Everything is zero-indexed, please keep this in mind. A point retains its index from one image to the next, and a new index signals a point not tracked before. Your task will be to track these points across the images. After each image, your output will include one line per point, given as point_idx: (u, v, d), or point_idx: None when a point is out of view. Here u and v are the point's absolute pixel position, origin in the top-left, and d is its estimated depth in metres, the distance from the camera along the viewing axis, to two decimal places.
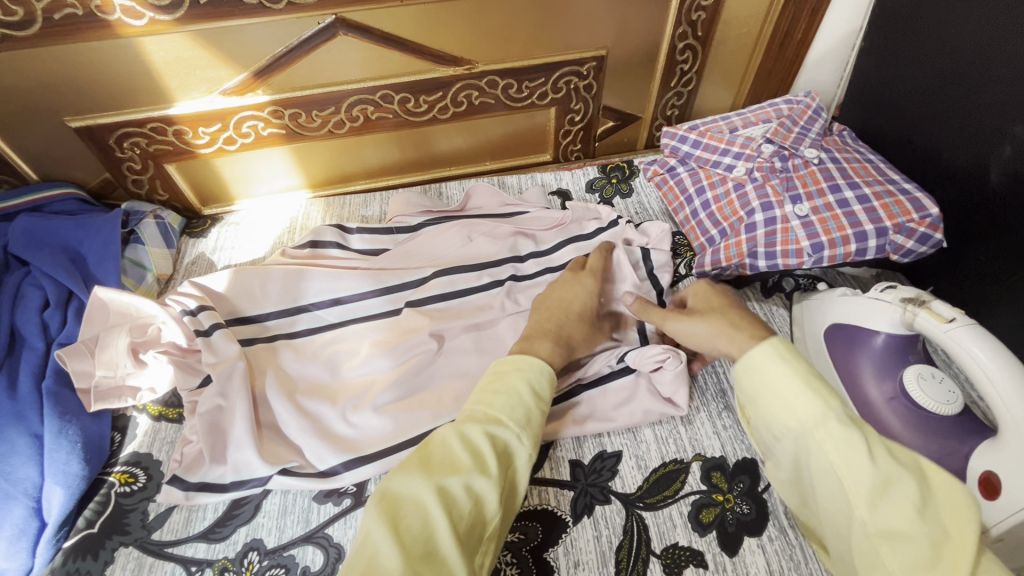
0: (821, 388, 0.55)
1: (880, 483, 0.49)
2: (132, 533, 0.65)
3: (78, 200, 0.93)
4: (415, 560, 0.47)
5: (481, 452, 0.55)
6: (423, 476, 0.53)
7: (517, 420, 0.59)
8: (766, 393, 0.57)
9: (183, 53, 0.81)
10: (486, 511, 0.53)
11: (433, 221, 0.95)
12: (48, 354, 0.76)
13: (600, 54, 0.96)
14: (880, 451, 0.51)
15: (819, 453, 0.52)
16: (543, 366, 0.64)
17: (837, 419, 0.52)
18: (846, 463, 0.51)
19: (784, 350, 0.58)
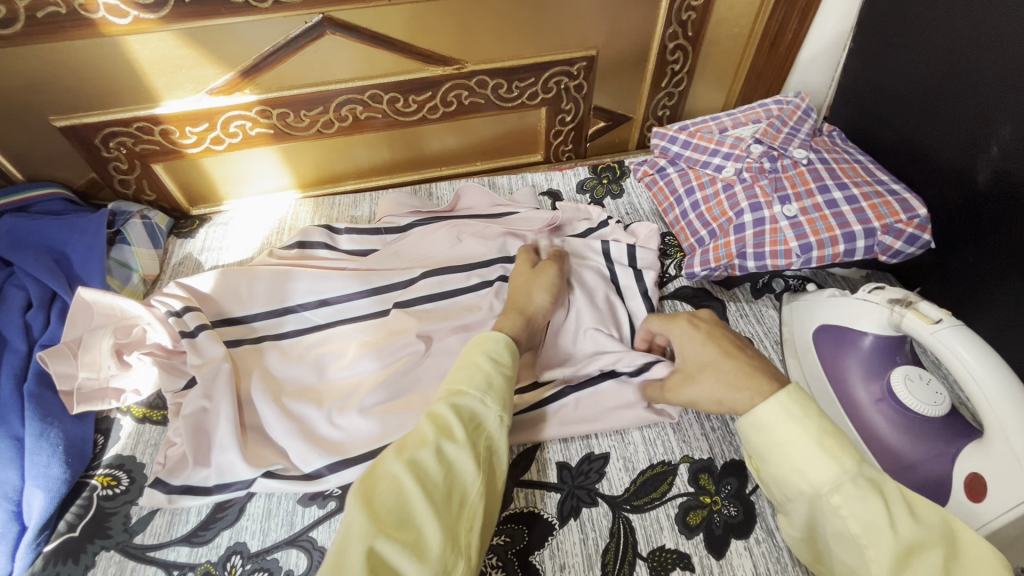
0: (835, 451, 0.52)
1: (901, 553, 0.47)
2: (114, 537, 0.64)
3: (64, 200, 0.92)
4: (389, 527, 0.49)
5: (446, 423, 0.57)
6: (392, 452, 0.55)
7: (479, 386, 0.60)
8: (775, 450, 0.54)
9: (169, 52, 0.81)
10: (461, 477, 0.54)
11: (422, 222, 0.95)
12: (31, 356, 0.75)
13: (590, 54, 0.96)
14: (901, 516, 0.48)
15: (835, 519, 0.50)
16: (500, 336, 0.65)
17: (853, 485, 0.50)
18: (864, 531, 0.48)
19: (793, 406, 0.55)
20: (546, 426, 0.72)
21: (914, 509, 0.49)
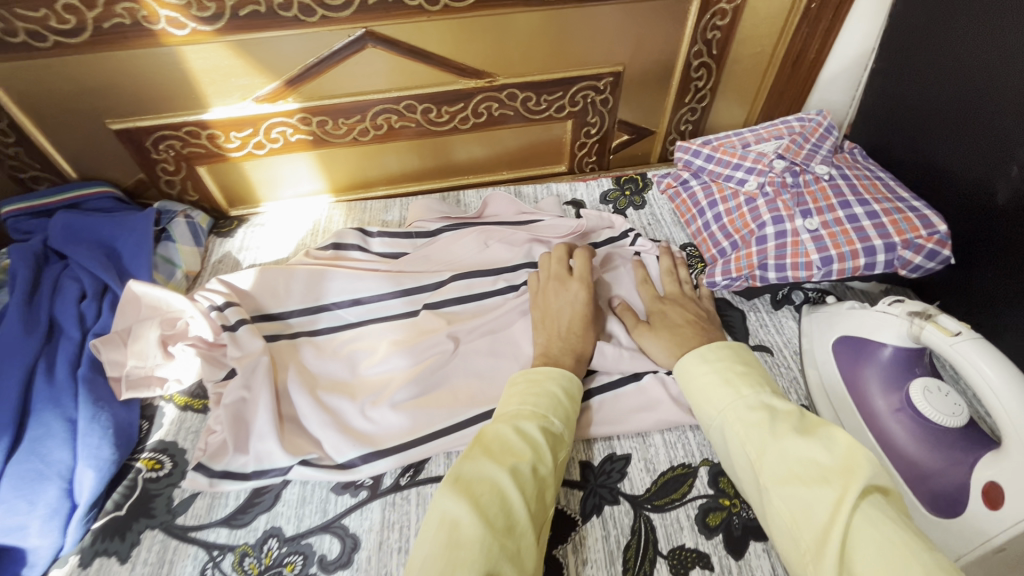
0: (734, 382, 0.64)
1: (777, 450, 0.55)
2: (158, 516, 0.68)
3: (114, 198, 0.98)
4: (499, 532, 0.52)
5: (541, 447, 0.60)
6: (492, 462, 0.57)
7: (560, 418, 0.65)
8: (697, 391, 0.67)
9: (220, 61, 0.86)
10: (546, 497, 0.58)
11: (451, 227, 0.99)
12: (83, 343, 0.78)
13: (617, 70, 1.00)
14: (783, 426, 0.57)
15: (731, 434, 0.60)
16: (573, 374, 0.71)
17: (743, 405, 0.61)
18: (752, 439, 0.57)
19: (709, 355, 0.69)
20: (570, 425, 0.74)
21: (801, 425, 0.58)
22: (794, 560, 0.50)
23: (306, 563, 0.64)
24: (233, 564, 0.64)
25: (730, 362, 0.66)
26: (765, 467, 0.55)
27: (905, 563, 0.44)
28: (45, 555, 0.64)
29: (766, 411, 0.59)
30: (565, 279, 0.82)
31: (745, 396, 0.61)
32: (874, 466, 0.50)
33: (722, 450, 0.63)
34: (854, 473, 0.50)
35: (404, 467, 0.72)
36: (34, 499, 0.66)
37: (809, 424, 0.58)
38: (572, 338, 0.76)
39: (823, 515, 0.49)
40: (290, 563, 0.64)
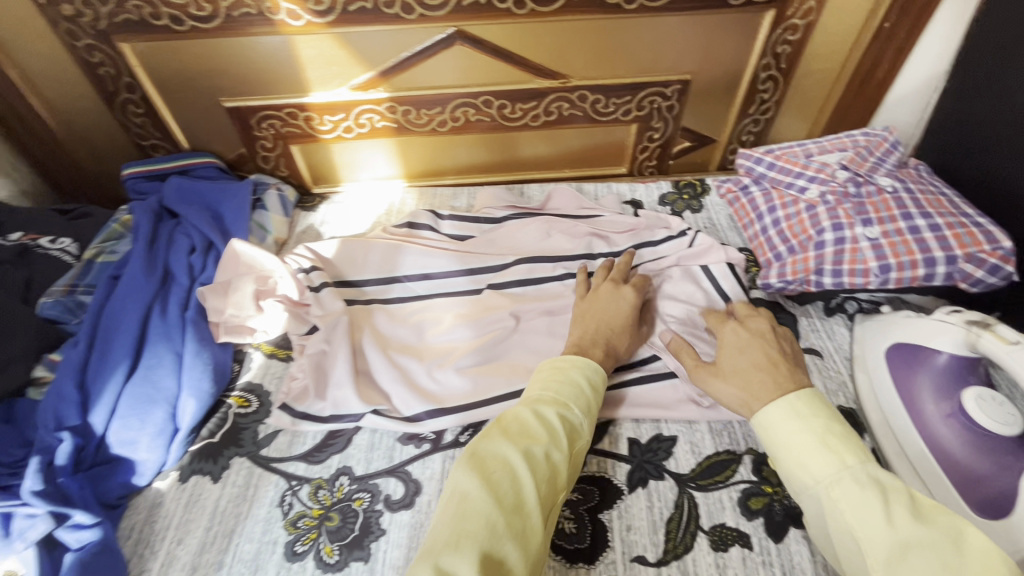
0: (833, 446, 0.56)
1: (895, 546, 0.48)
2: (245, 446, 0.77)
3: (217, 169, 1.09)
4: (506, 510, 0.54)
5: (558, 434, 0.62)
6: (508, 442, 0.59)
7: (581, 407, 0.66)
8: (782, 448, 0.59)
9: (325, 51, 0.95)
10: (560, 483, 0.60)
11: (515, 216, 1.05)
12: (191, 291, 0.87)
13: (684, 79, 1.04)
14: (901, 513, 0.50)
15: (834, 512, 0.53)
16: (597, 364, 0.72)
17: (851, 478, 0.53)
18: (860, 523, 0.50)
19: (798, 407, 0.60)
20: (620, 405, 0.79)
21: (918, 509, 0.50)
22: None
23: (373, 500, 0.71)
24: (308, 494, 0.72)
25: (828, 418, 0.58)
26: (876, 557, 0.48)
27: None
28: (151, 468, 0.73)
29: (879, 491, 0.51)
30: (617, 284, 0.86)
31: (854, 470, 0.53)
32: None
33: (818, 522, 0.55)
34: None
35: (463, 426, 0.78)
36: (144, 418, 0.75)
37: (924, 508, 0.51)
38: (609, 334, 0.79)
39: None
40: (358, 499, 0.71)
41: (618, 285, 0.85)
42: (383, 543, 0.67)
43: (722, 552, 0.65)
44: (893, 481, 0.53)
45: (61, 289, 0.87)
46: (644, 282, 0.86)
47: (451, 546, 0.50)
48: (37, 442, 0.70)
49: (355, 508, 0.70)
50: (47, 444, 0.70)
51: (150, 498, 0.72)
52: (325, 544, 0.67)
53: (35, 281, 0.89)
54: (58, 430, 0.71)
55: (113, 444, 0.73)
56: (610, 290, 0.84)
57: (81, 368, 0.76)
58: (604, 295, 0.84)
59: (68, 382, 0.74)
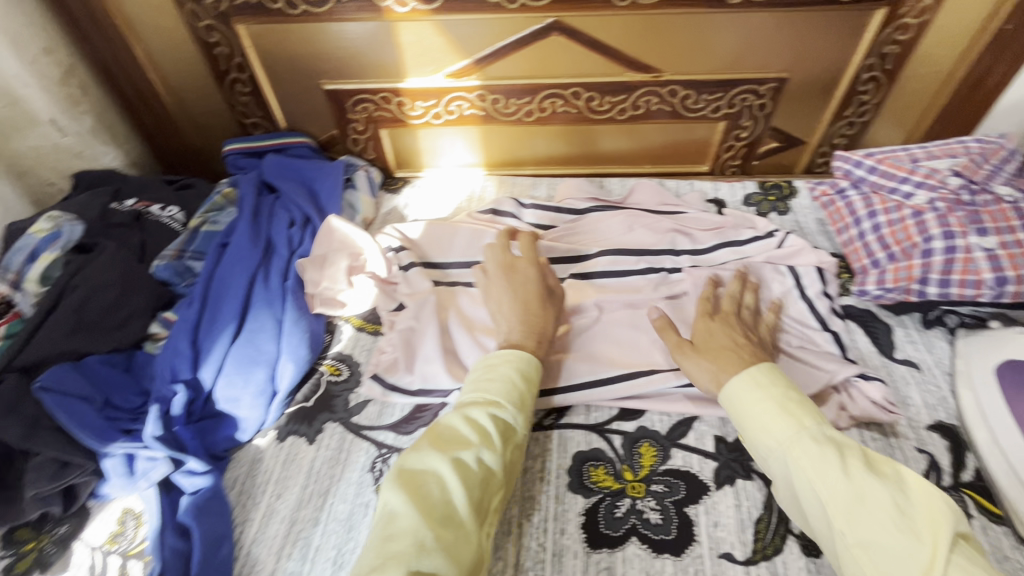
0: (793, 412, 0.61)
1: (855, 496, 0.54)
2: (338, 412, 0.80)
3: (310, 148, 1.14)
4: (436, 523, 0.54)
5: (490, 434, 0.63)
6: (435, 452, 0.60)
7: (513, 402, 0.67)
8: (748, 418, 0.64)
9: (425, 38, 0.98)
10: (495, 484, 0.61)
11: (598, 208, 1.05)
12: (290, 262, 0.92)
13: (781, 77, 1.02)
14: (856, 466, 0.55)
15: (798, 471, 0.58)
16: (531, 356, 0.72)
17: (810, 438, 0.58)
18: (822, 480, 0.55)
19: (761, 379, 0.66)
20: (704, 402, 0.78)
21: (869, 462, 0.57)
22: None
23: None
24: None
25: (786, 387, 0.64)
26: (836, 507, 0.54)
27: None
28: (252, 426, 0.77)
29: (834, 448, 0.57)
30: (513, 266, 0.84)
31: (811, 430, 0.59)
32: (955, 516, 0.51)
33: (781, 481, 0.61)
34: (940, 526, 0.50)
35: (548, 410, 0.80)
36: (248, 378, 0.79)
37: (874, 460, 0.57)
38: (533, 320, 0.77)
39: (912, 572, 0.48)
40: None
41: (513, 268, 0.83)
42: None
43: (815, 558, 0.64)
44: (845, 440, 0.59)
45: (171, 253, 0.91)
46: (536, 250, 0.85)
47: (377, 569, 0.50)
48: (155, 391, 0.76)
49: None
50: (164, 394, 0.76)
51: (252, 453, 0.77)
52: None
53: (149, 245, 0.94)
54: (173, 382, 0.77)
55: (219, 400, 0.78)
56: (512, 276, 0.82)
57: (194, 327, 0.81)
58: (506, 282, 0.82)
59: (183, 339, 0.79)
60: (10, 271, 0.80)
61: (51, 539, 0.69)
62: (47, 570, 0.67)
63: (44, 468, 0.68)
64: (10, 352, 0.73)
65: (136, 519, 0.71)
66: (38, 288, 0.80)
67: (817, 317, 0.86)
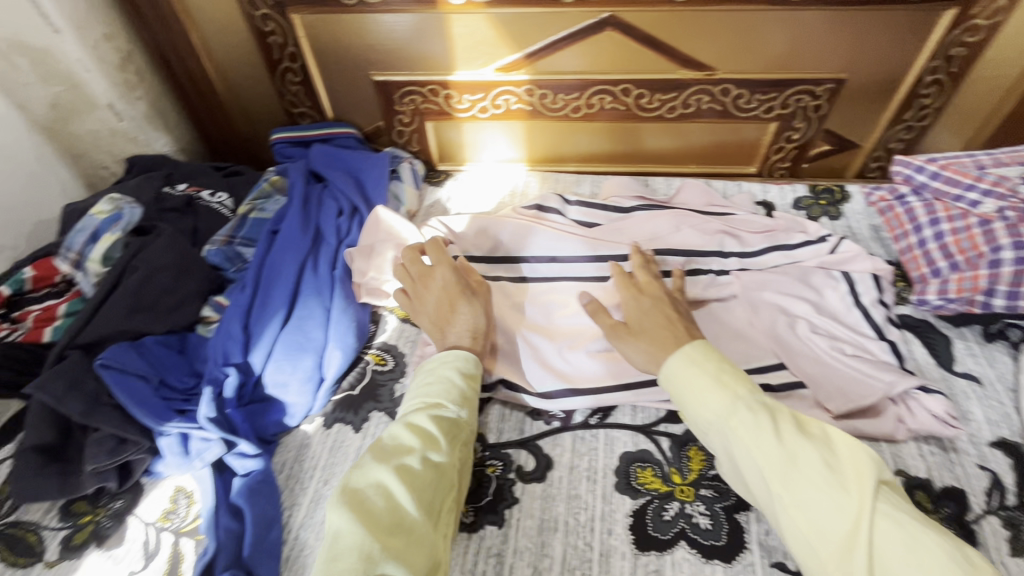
0: (728, 384, 0.62)
1: (789, 458, 0.56)
2: (383, 402, 0.80)
3: (355, 139, 1.15)
4: (384, 532, 0.53)
5: (433, 435, 0.63)
6: (377, 464, 0.59)
7: (456, 401, 0.68)
8: (687, 396, 0.64)
9: (478, 31, 0.98)
10: (445, 484, 0.61)
11: (644, 206, 1.04)
12: (338, 251, 0.93)
13: (839, 77, 0.99)
14: (789, 430, 0.57)
15: (738, 442, 0.59)
16: (466, 352, 0.73)
17: (745, 407, 0.59)
18: (761, 447, 0.57)
19: (695, 355, 0.66)
20: None
21: (799, 425, 0.59)
22: (815, 567, 0.52)
23: (506, 468, 0.73)
24: None
25: (719, 359, 0.64)
26: (775, 474, 0.56)
27: (933, 557, 0.48)
28: (300, 411, 0.78)
29: (768, 416, 0.59)
30: (427, 274, 0.80)
31: (746, 400, 0.59)
32: (877, 464, 0.55)
33: (723, 453, 0.62)
34: (865, 478, 0.53)
35: (594, 409, 0.79)
36: (296, 364, 0.80)
37: (803, 421, 0.60)
38: (459, 321, 0.76)
39: (845, 525, 0.51)
40: (491, 465, 0.74)
41: (429, 276, 0.80)
42: (516, 510, 0.69)
43: None
44: (777, 406, 0.61)
45: (221, 239, 0.93)
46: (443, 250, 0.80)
47: None
48: (208, 372, 0.77)
49: (488, 474, 0.73)
50: (216, 376, 0.77)
51: (300, 438, 0.78)
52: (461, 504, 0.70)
53: (200, 230, 0.96)
54: (225, 365, 0.78)
55: (268, 384, 0.79)
56: (434, 286, 0.79)
57: (246, 312, 0.82)
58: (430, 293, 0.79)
59: (235, 322, 0.81)
60: (73, 251, 0.82)
61: (107, 513, 0.71)
62: (104, 542, 0.68)
63: (103, 443, 0.70)
64: (74, 330, 0.75)
65: (188, 498, 0.72)
66: (99, 269, 0.82)
67: (873, 326, 0.83)
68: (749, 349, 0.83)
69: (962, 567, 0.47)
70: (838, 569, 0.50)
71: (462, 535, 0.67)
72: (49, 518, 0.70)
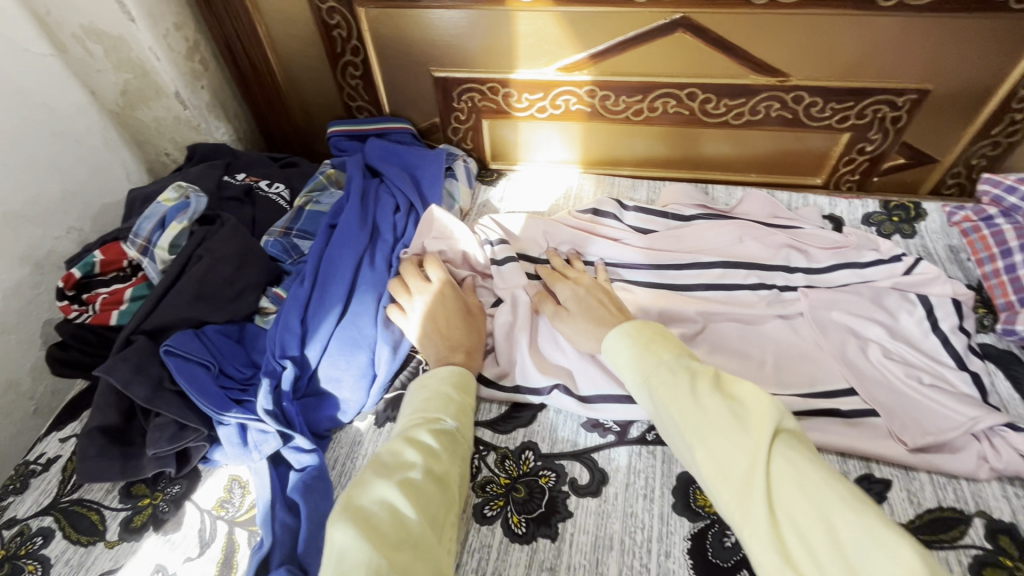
0: (650, 350, 0.63)
1: (698, 411, 0.55)
2: None
3: (410, 135, 1.15)
4: (390, 546, 0.49)
5: (427, 445, 0.61)
6: (379, 479, 0.56)
7: (452, 414, 0.66)
8: (625, 369, 0.65)
9: (544, 29, 0.96)
10: (450, 498, 0.59)
11: (705, 215, 1.00)
12: (394, 248, 0.93)
13: (924, 88, 0.94)
14: (702, 386, 0.56)
15: (658, 401, 0.59)
16: (453, 367, 0.72)
17: (665, 369, 0.60)
18: (675, 404, 0.56)
19: (631, 330, 0.67)
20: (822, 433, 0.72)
21: (717, 381, 0.57)
22: (724, 513, 0.50)
23: (559, 480, 0.71)
24: (495, 462, 0.74)
25: (651, 332, 0.66)
26: (685, 423, 0.55)
27: (826, 496, 0.46)
28: (353, 408, 0.78)
29: (685, 375, 0.58)
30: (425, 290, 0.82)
31: (666, 363, 0.60)
32: (782, 409, 0.52)
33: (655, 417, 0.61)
34: (766, 420, 0.51)
35: (651, 424, 0.76)
36: (351, 359, 0.80)
37: (724, 379, 0.58)
38: (457, 337, 0.77)
39: (744, 465, 0.50)
40: (544, 476, 0.72)
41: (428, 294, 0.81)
42: (569, 524, 0.67)
43: None
44: (699, 365, 0.60)
45: (279, 230, 0.94)
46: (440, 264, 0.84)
47: None
48: (265, 364, 0.78)
49: (541, 484, 0.71)
50: (273, 368, 0.78)
51: (353, 434, 0.77)
52: (513, 513, 0.68)
53: (259, 220, 0.97)
54: (282, 357, 0.79)
55: (323, 379, 0.79)
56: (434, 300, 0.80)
57: (304, 305, 0.83)
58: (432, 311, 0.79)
59: (294, 315, 0.81)
60: (141, 237, 0.83)
61: (164, 498, 0.72)
62: (161, 527, 0.69)
63: (165, 428, 0.71)
64: (140, 316, 0.77)
65: (242, 487, 0.73)
66: (166, 256, 0.83)
67: (953, 355, 0.78)
68: (816, 370, 0.79)
69: (852, 506, 0.45)
70: (737, 510, 0.49)
71: (514, 546, 0.66)
72: (110, 499, 0.72)
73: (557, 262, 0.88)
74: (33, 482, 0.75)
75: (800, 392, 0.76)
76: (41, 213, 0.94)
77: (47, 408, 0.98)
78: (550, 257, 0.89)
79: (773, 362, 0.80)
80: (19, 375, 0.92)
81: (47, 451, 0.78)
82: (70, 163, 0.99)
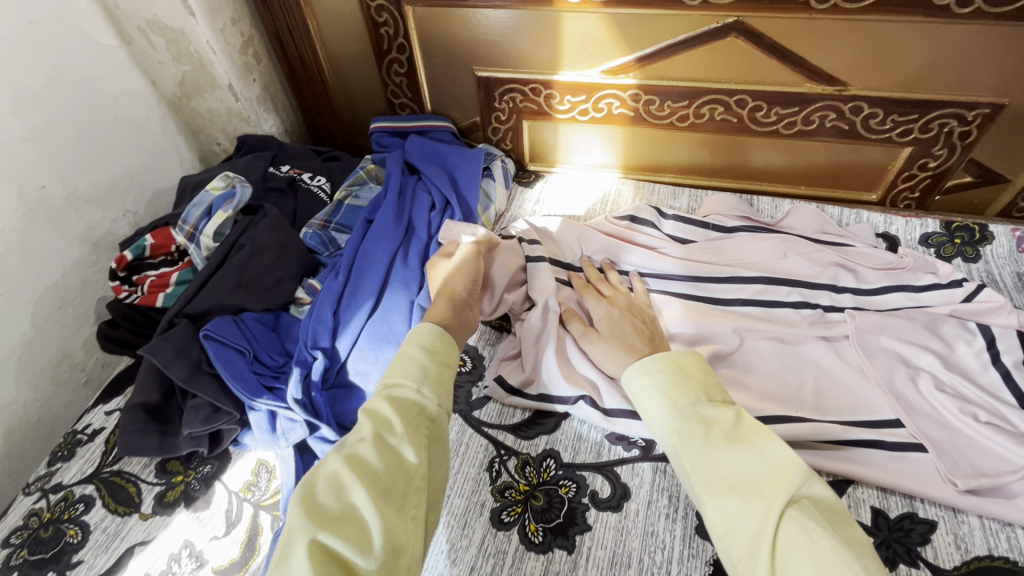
0: (671, 394, 0.63)
1: (710, 463, 0.56)
2: (459, 404, 0.81)
3: (450, 133, 1.15)
4: (330, 523, 0.47)
5: (382, 414, 0.57)
6: (333, 456, 0.54)
7: (414, 377, 0.61)
8: (641, 411, 0.65)
9: (591, 30, 0.94)
10: (412, 469, 0.54)
11: (749, 228, 0.96)
12: (428, 246, 0.93)
13: (999, 102, 0.87)
14: (718, 439, 0.58)
15: (672, 452, 0.60)
16: (429, 326, 0.67)
17: (678, 416, 0.61)
18: (689, 458, 0.57)
19: (649, 365, 0.67)
20: (861, 466, 0.69)
21: (733, 437, 0.58)
22: (731, 569, 0.51)
23: (579, 491, 0.70)
24: (516, 468, 0.73)
25: (667, 371, 0.65)
26: (700, 476, 0.56)
27: (835, 571, 0.45)
28: None
29: (700, 424, 0.59)
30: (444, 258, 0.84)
31: (679, 411, 0.61)
32: (805, 475, 0.52)
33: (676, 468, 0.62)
34: (784, 483, 0.52)
35: None
36: (378, 355, 0.80)
37: (743, 429, 0.59)
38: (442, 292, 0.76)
39: (752, 526, 0.50)
40: (563, 486, 0.71)
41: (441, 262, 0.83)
42: (587, 538, 0.66)
43: None
44: (717, 416, 0.60)
45: (318, 223, 0.96)
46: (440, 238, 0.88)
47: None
48: (297, 353, 0.80)
49: (561, 495, 0.70)
50: (304, 358, 0.80)
51: None
52: (530, 521, 0.68)
53: (299, 213, 1.00)
54: (313, 348, 0.80)
55: (351, 371, 0.80)
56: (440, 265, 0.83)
57: (337, 299, 0.85)
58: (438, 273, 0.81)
59: (327, 308, 0.83)
60: (189, 223, 0.87)
61: (196, 476, 0.74)
62: (191, 504, 0.72)
63: (200, 410, 0.73)
64: (183, 300, 0.80)
65: (269, 472, 0.75)
66: (210, 243, 0.86)
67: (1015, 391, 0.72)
68: (859, 396, 0.75)
69: None
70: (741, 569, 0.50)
71: (530, 555, 0.65)
72: (146, 473, 0.75)
73: (590, 273, 0.87)
74: (78, 450, 0.79)
75: (841, 419, 0.73)
76: (99, 196, 0.99)
77: (96, 380, 1.03)
78: (585, 266, 0.89)
79: (812, 386, 0.76)
80: (73, 347, 0.97)
81: (93, 423, 0.82)
82: (129, 150, 1.04)
